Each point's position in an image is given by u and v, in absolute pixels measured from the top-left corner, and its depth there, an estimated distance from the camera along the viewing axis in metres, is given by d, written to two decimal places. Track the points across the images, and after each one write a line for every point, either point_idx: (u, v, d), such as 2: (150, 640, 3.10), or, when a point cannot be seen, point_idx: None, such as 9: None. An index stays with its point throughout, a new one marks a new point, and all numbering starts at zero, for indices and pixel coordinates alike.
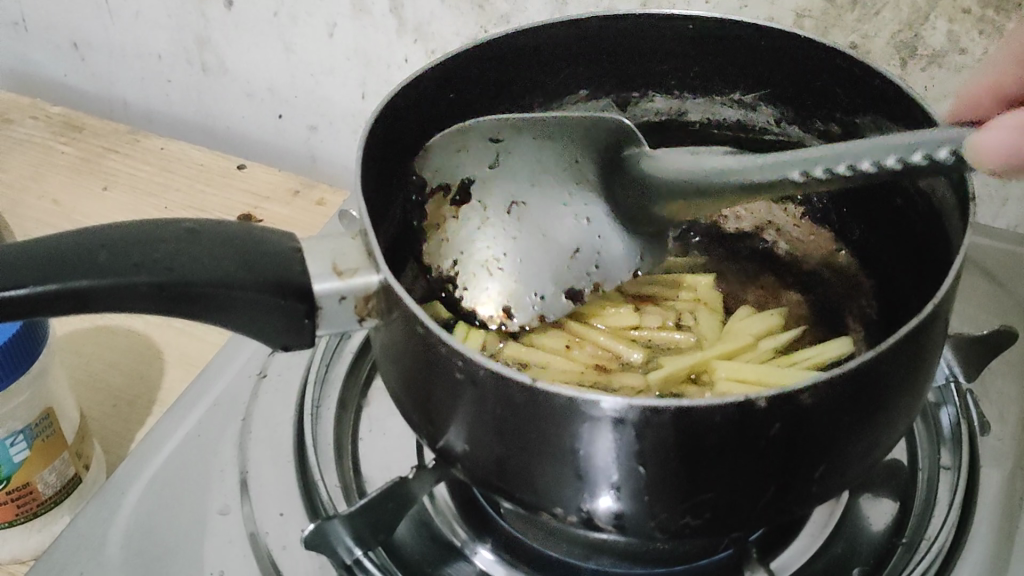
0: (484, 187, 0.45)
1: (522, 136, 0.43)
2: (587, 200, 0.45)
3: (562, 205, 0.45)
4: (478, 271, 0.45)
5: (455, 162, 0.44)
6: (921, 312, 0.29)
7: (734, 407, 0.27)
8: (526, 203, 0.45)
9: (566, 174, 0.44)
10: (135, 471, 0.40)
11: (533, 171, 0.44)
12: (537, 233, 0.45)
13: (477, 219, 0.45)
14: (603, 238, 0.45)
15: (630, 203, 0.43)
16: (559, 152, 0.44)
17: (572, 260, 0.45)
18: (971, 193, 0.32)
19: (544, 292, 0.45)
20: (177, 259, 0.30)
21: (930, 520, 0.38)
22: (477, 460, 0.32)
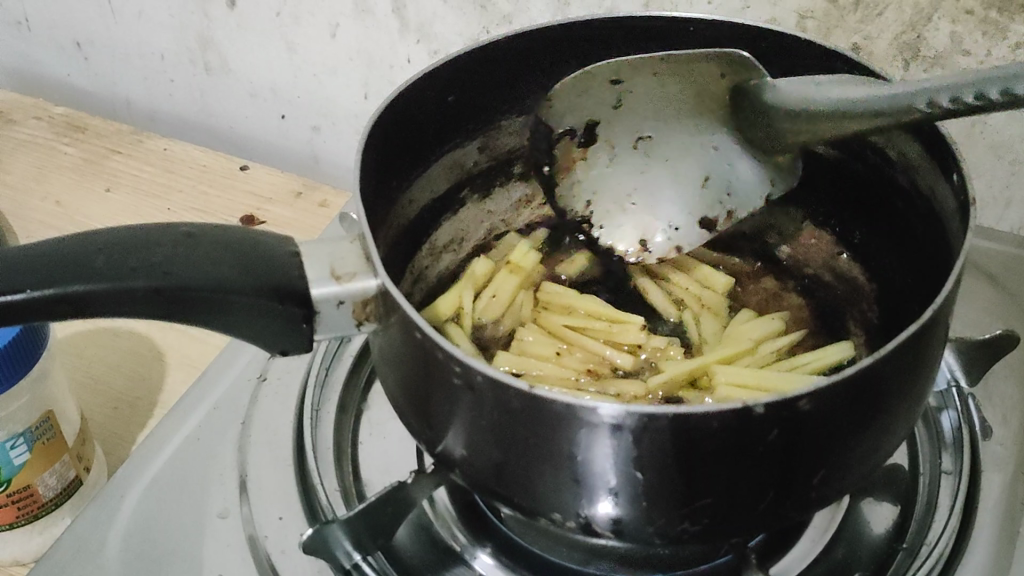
0: (606, 129, 0.45)
1: (645, 86, 0.43)
2: (715, 157, 0.45)
3: (694, 152, 0.45)
4: (611, 208, 0.48)
5: (576, 114, 0.45)
6: (921, 317, 0.29)
7: (731, 414, 0.27)
8: (653, 141, 0.45)
9: (691, 114, 0.44)
10: (135, 474, 0.40)
11: (651, 119, 0.44)
12: (670, 172, 0.46)
13: (607, 156, 0.46)
14: (716, 172, 0.45)
15: (763, 137, 0.43)
16: (681, 88, 0.43)
17: (703, 191, 0.46)
18: (971, 197, 0.32)
19: (678, 225, 0.47)
20: (175, 264, 0.30)
21: (930, 525, 0.38)
22: (475, 465, 0.32)
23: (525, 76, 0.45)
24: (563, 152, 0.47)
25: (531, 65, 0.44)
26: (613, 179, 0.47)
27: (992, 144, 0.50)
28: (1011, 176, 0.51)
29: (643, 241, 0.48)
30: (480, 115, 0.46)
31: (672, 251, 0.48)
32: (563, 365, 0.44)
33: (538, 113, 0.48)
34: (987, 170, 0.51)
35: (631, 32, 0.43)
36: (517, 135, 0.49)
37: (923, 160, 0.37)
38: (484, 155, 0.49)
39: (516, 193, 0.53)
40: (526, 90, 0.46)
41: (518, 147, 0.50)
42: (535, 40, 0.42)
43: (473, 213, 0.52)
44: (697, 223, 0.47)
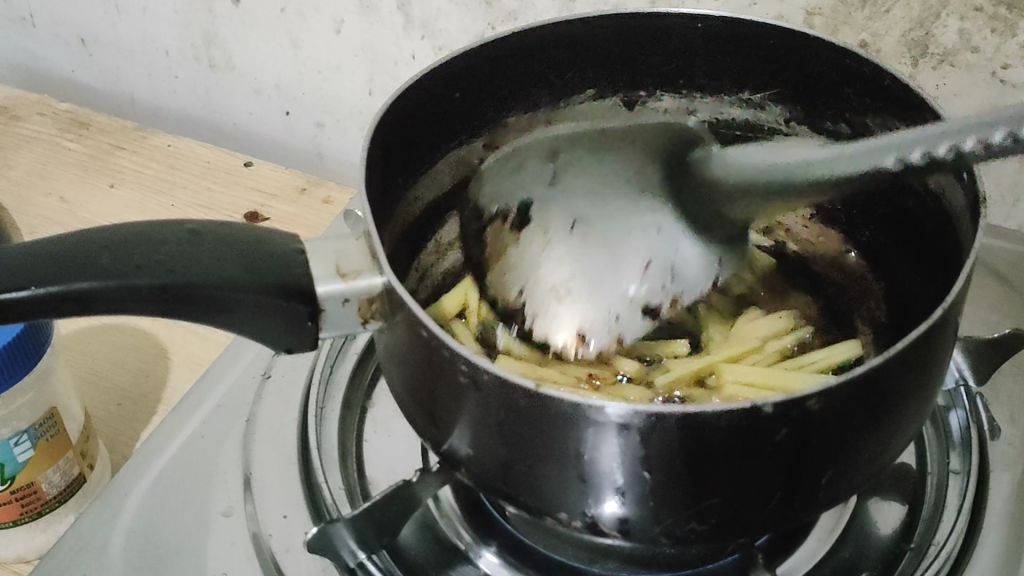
0: (540, 209, 0.50)
1: (576, 159, 0.51)
2: (649, 228, 0.48)
3: (638, 219, 0.49)
4: (548, 297, 0.48)
5: (515, 190, 0.51)
6: (930, 316, 0.29)
7: (740, 414, 0.27)
8: (585, 224, 0.50)
9: (627, 198, 0.49)
10: (139, 471, 0.40)
11: (593, 203, 0.50)
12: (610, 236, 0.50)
13: (541, 234, 0.50)
14: (657, 253, 0.48)
15: (707, 188, 0.45)
16: (629, 165, 0.50)
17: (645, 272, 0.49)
18: (981, 195, 0.32)
19: (620, 310, 0.48)
20: (179, 261, 0.30)
21: (938, 525, 0.37)
22: (481, 464, 0.32)
23: (531, 72, 0.44)
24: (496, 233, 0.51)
25: (538, 61, 0.44)
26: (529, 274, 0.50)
27: None
28: (1020, 174, 0.51)
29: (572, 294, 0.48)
30: (485, 112, 0.45)
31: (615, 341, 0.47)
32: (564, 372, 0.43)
33: (545, 109, 0.48)
34: (996, 168, 0.51)
35: (638, 30, 0.43)
36: (522, 133, 0.49)
37: None
38: (490, 152, 0.49)
39: None
40: (532, 87, 0.45)
41: (524, 145, 0.50)
42: (539, 37, 0.42)
43: None
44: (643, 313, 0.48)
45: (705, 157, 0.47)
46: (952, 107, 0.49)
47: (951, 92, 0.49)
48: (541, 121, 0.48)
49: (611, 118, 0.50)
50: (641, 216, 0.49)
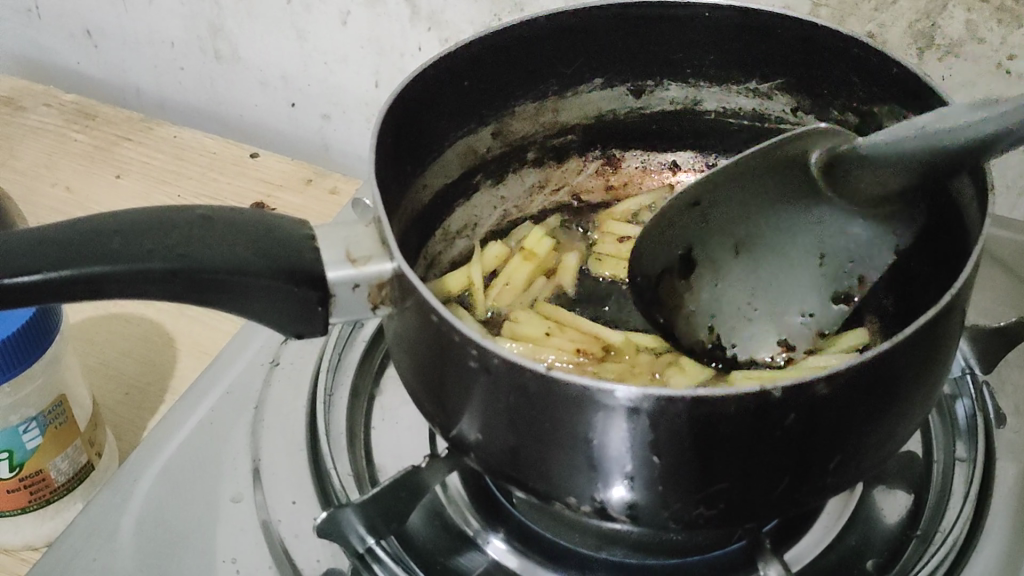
0: (703, 251, 0.43)
1: (722, 191, 0.41)
2: (810, 233, 0.40)
3: (798, 241, 0.41)
4: (739, 321, 0.42)
5: (669, 244, 0.44)
6: (938, 302, 0.29)
7: (749, 397, 0.27)
8: (750, 245, 0.41)
9: (792, 209, 0.40)
10: (148, 458, 0.40)
11: (738, 221, 0.41)
12: (779, 254, 0.41)
13: (711, 274, 0.42)
14: (833, 244, 0.40)
15: (866, 198, 0.38)
16: (784, 190, 0.40)
17: (819, 272, 0.41)
18: (989, 183, 0.32)
19: (814, 310, 0.42)
20: (190, 245, 0.30)
21: (944, 512, 0.37)
22: (490, 449, 0.32)
23: (538, 61, 0.44)
24: (670, 287, 0.44)
25: (545, 50, 0.44)
26: (744, 328, 0.42)
27: None
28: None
29: (781, 338, 0.42)
30: (493, 101, 0.45)
31: (814, 338, 0.43)
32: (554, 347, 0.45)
33: (552, 98, 0.47)
34: (1001, 159, 0.51)
35: (645, 19, 0.43)
36: (530, 122, 0.49)
37: None
38: (498, 141, 0.48)
39: (530, 180, 0.53)
40: (539, 77, 0.45)
41: (532, 134, 0.49)
42: (546, 27, 0.42)
43: (487, 199, 0.51)
44: (833, 302, 0.42)
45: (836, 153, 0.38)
46: (958, 98, 0.49)
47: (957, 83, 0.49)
48: (549, 111, 0.48)
49: (618, 107, 0.50)
50: (801, 237, 0.40)
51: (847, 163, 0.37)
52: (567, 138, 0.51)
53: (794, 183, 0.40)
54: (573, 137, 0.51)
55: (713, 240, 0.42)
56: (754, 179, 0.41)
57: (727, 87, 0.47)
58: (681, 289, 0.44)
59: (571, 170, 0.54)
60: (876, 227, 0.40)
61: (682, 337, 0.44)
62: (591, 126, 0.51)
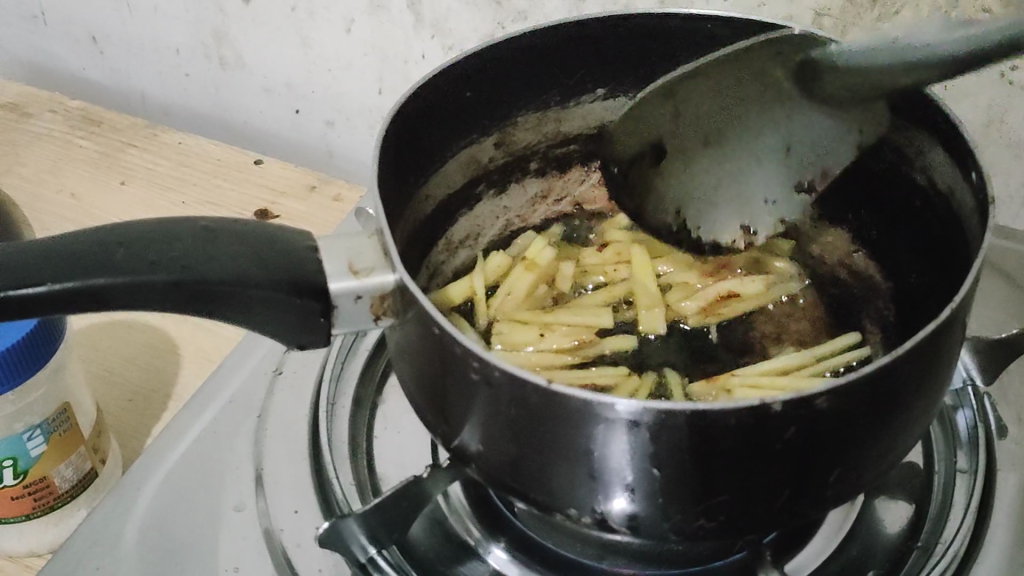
0: (676, 140, 0.43)
1: (694, 95, 0.41)
2: (778, 130, 0.42)
3: (766, 136, 0.42)
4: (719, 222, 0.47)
5: (640, 132, 0.44)
6: (939, 317, 0.29)
7: (748, 411, 0.27)
8: (723, 137, 0.43)
9: (753, 104, 0.41)
10: (152, 466, 0.40)
11: (710, 117, 0.42)
12: (736, 163, 0.44)
13: (681, 160, 0.44)
14: (798, 138, 0.42)
15: (833, 95, 0.39)
16: (749, 98, 0.41)
17: (787, 158, 0.43)
18: (991, 196, 0.32)
19: (776, 199, 0.45)
20: (193, 258, 0.30)
21: (946, 523, 0.37)
22: (491, 460, 0.32)
23: (541, 71, 0.44)
24: (643, 174, 0.45)
25: (549, 60, 0.44)
26: (710, 212, 0.46)
27: (1008, 143, 0.50)
28: None
29: (745, 224, 0.47)
30: (498, 111, 0.45)
31: (776, 223, 0.47)
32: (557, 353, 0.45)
33: (556, 106, 0.47)
34: (1003, 169, 0.51)
35: (647, 28, 0.43)
36: (533, 132, 0.48)
37: (942, 158, 0.37)
38: (501, 151, 0.48)
39: (532, 189, 0.53)
40: (543, 87, 0.45)
41: (534, 143, 0.49)
42: (549, 37, 0.42)
43: (490, 208, 0.51)
44: (796, 193, 0.45)
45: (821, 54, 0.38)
46: (960, 108, 0.50)
47: (959, 94, 0.49)
48: (552, 119, 0.48)
49: None
50: (772, 130, 0.42)
51: (818, 65, 0.38)
52: (570, 147, 0.51)
53: (760, 83, 0.40)
54: (576, 146, 0.51)
55: (686, 129, 0.43)
56: (725, 81, 0.41)
57: None
58: (652, 174, 0.45)
59: (573, 179, 0.54)
60: (837, 122, 0.41)
61: (649, 217, 0.47)
62: (594, 137, 0.51)
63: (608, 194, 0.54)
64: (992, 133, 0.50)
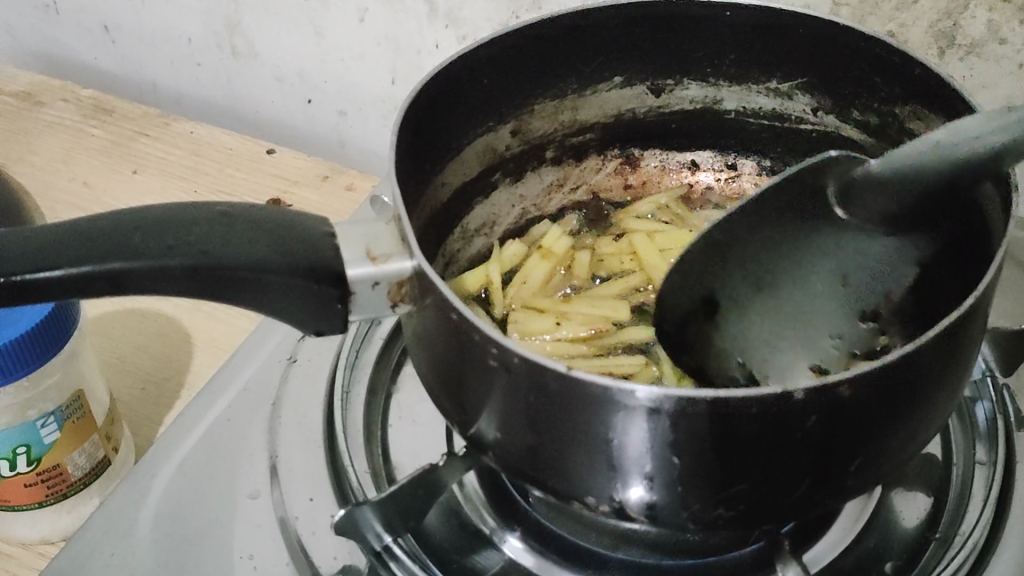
0: (729, 289, 0.38)
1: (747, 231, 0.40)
2: (831, 258, 0.38)
3: (819, 265, 0.38)
4: None
5: (695, 285, 0.39)
6: (962, 305, 0.29)
7: (770, 399, 0.27)
8: (774, 285, 0.38)
9: (798, 239, 0.38)
10: (166, 453, 0.40)
11: (763, 262, 0.38)
12: (795, 309, 0.37)
13: None
14: (853, 265, 0.38)
15: (885, 215, 0.36)
16: None
17: (844, 293, 0.38)
18: (1014, 183, 0.31)
19: (843, 328, 0.38)
20: (211, 242, 0.30)
21: (964, 514, 0.37)
22: (509, 447, 0.32)
23: (557, 60, 0.44)
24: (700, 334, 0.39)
25: (566, 49, 0.43)
26: None
27: None
28: None
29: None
30: (512, 99, 0.45)
31: None
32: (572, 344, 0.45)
33: (573, 95, 0.47)
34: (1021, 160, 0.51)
35: (665, 16, 0.43)
36: (549, 121, 0.48)
37: None
38: (517, 139, 0.48)
39: (548, 178, 0.52)
40: (557, 76, 0.45)
41: (551, 132, 0.49)
42: (566, 24, 0.41)
43: (505, 197, 0.51)
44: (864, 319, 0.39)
45: (863, 173, 0.36)
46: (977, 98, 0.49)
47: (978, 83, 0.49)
48: (568, 109, 0.48)
49: (637, 107, 0.49)
50: None
51: (864, 185, 0.36)
52: (587, 136, 0.51)
53: (807, 208, 0.38)
54: (592, 136, 0.51)
55: None
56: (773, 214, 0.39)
57: (749, 88, 0.47)
58: None
59: (590, 169, 0.53)
60: None
61: (692, 367, 0.43)
62: (611, 125, 0.50)
63: (624, 182, 0.54)
64: None
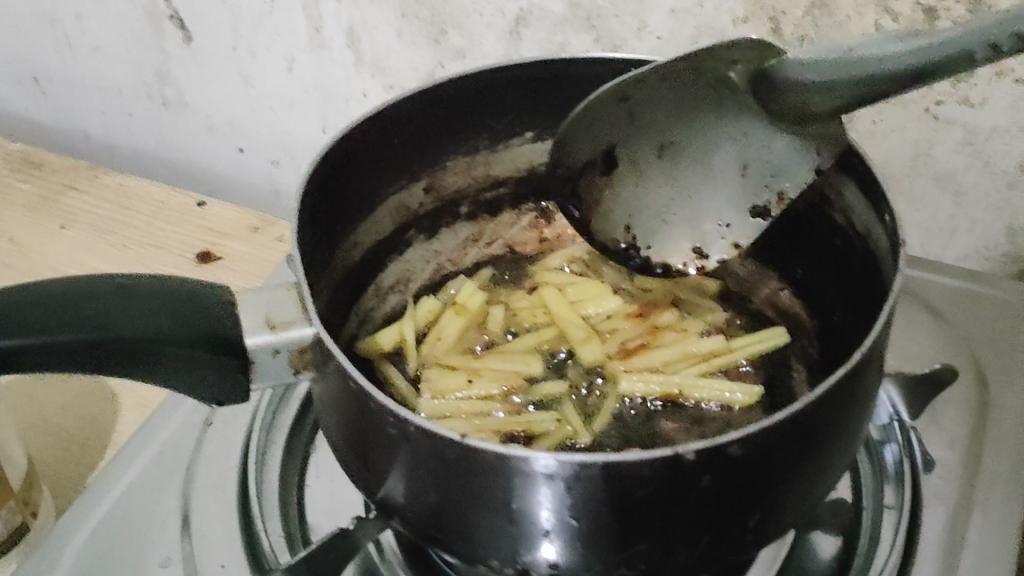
0: (629, 150, 0.42)
1: (653, 95, 0.40)
2: (732, 146, 0.40)
3: (722, 149, 0.40)
4: (656, 226, 0.44)
5: (594, 137, 0.42)
6: (851, 360, 0.30)
7: (662, 462, 0.27)
8: (680, 146, 0.41)
9: (710, 107, 0.39)
10: (78, 520, 0.39)
11: (668, 124, 0.40)
12: (687, 182, 0.42)
13: (634, 175, 0.43)
14: (753, 158, 0.40)
15: (789, 109, 0.37)
16: (701, 124, 0.40)
17: (741, 179, 0.41)
18: (901, 238, 0.33)
19: (728, 219, 0.43)
20: (106, 316, 0.30)
21: (874, 558, 0.38)
22: (414, 511, 0.32)
23: (465, 116, 0.44)
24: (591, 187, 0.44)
25: (474, 103, 0.44)
26: (660, 231, 0.44)
27: (936, 176, 0.51)
28: (955, 208, 0.52)
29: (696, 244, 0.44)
30: (425, 157, 0.45)
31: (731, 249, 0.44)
32: (486, 399, 0.45)
33: (484, 151, 0.47)
34: (932, 203, 0.52)
35: (574, 72, 0.43)
36: (462, 176, 0.49)
37: (858, 200, 0.37)
38: (430, 196, 0.48)
39: (463, 233, 0.53)
40: (468, 132, 0.45)
41: (464, 187, 0.49)
42: (478, 79, 0.42)
43: (421, 253, 0.51)
44: (750, 215, 0.42)
45: (777, 63, 0.36)
46: (889, 142, 0.50)
47: (887, 129, 0.50)
48: (479, 164, 0.48)
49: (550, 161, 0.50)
50: (725, 146, 0.40)
51: (786, 79, 0.36)
52: (500, 190, 0.51)
53: (714, 83, 0.38)
54: (505, 190, 0.51)
55: (637, 141, 0.42)
56: (679, 88, 0.39)
57: None
58: (603, 188, 0.44)
59: (504, 223, 0.54)
60: (796, 140, 0.38)
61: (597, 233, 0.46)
62: (524, 180, 0.51)
63: (539, 236, 0.55)
64: (920, 167, 0.51)
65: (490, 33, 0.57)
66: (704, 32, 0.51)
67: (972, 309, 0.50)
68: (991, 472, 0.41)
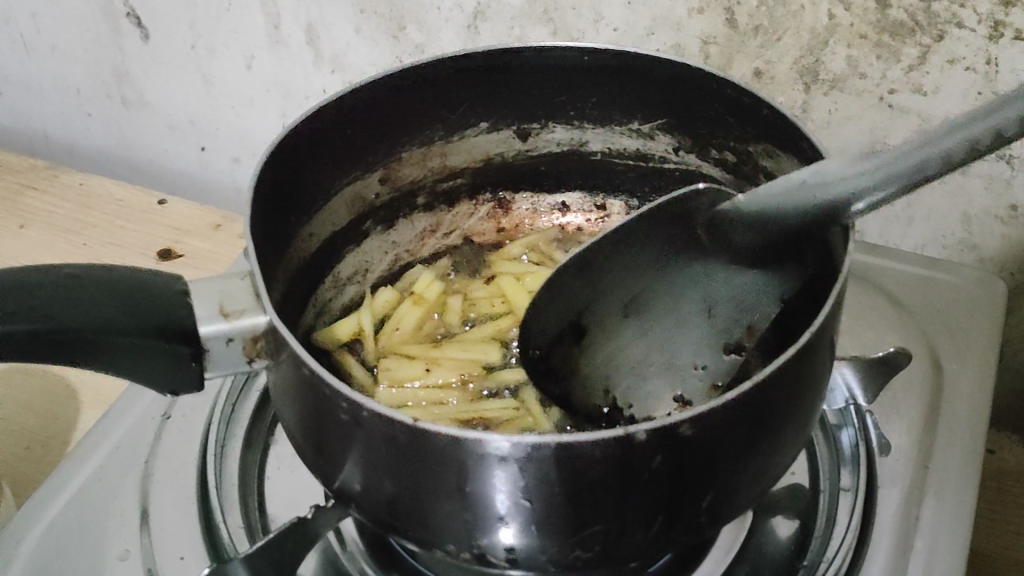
0: (596, 317, 0.40)
1: (620, 251, 0.40)
2: (697, 291, 0.39)
3: (688, 298, 0.39)
4: (633, 381, 0.39)
5: (564, 310, 0.41)
6: (800, 341, 0.30)
7: (612, 442, 0.28)
8: (643, 303, 0.40)
9: (674, 263, 0.39)
10: (35, 516, 0.39)
11: (632, 279, 0.40)
12: (659, 338, 0.39)
13: (602, 340, 0.40)
14: (719, 298, 0.39)
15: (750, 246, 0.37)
16: (668, 282, 0.39)
17: (710, 324, 0.39)
18: (848, 220, 0.33)
19: (707, 360, 0.39)
20: (55, 306, 0.30)
21: (831, 539, 0.38)
22: (369, 498, 0.32)
23: (420, 108, 0.44)
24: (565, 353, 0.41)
25: (428, 95, 0.44)
26: (638, 383, 0.39)
27: None
28: (910, 195, 0.52)
29: (678, 393, 0.39)
30: (381, 148, 0.45)
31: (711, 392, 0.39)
32: (445, 390, 0.45)
33: (440, 143, 0.48)
34: None
35: (528, 62, 0.43)
36: (418, 167, 0.49)
37: None
38: (386, 187, 0.49)
39: (420, 224, 0.53)
40: (423, 125, 0.46)
41: (421, 178, 0.50)
42: (433, 69, 0.42)
43: (377, 244, 0.52)
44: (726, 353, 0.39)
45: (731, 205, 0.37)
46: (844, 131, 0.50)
47: (842, 119, 0.50)
48: (436, 155, 0.48)
49: (507, 151, 0.50)
50: (690, 295, 0.39)
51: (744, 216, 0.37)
52: (457, 181, 0.52)
53: (674, 238, 0.39)
54: (462, 180, 0.52)
55: (602, 307, 0.40)
56: (645, 244, 0.40)
57: (612, 128, 0.48)
58: (576, 354, 0.41)
59: (462, 214, 0.54)
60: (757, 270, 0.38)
61: (578, 402, 0.42)
62: (481, 170, 0.52)
63: (497, 226, 0.55)
64: None
65: (448, 27, 0.57)
66: (659, 23, 0.51)
67: (927, 294, 0.51)
68: (945, 456, 0.42)
